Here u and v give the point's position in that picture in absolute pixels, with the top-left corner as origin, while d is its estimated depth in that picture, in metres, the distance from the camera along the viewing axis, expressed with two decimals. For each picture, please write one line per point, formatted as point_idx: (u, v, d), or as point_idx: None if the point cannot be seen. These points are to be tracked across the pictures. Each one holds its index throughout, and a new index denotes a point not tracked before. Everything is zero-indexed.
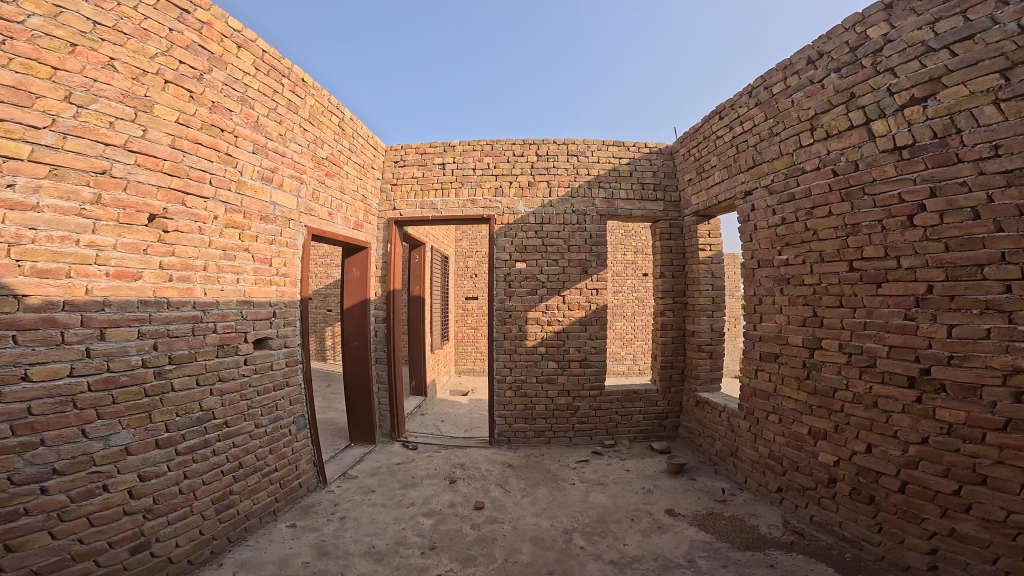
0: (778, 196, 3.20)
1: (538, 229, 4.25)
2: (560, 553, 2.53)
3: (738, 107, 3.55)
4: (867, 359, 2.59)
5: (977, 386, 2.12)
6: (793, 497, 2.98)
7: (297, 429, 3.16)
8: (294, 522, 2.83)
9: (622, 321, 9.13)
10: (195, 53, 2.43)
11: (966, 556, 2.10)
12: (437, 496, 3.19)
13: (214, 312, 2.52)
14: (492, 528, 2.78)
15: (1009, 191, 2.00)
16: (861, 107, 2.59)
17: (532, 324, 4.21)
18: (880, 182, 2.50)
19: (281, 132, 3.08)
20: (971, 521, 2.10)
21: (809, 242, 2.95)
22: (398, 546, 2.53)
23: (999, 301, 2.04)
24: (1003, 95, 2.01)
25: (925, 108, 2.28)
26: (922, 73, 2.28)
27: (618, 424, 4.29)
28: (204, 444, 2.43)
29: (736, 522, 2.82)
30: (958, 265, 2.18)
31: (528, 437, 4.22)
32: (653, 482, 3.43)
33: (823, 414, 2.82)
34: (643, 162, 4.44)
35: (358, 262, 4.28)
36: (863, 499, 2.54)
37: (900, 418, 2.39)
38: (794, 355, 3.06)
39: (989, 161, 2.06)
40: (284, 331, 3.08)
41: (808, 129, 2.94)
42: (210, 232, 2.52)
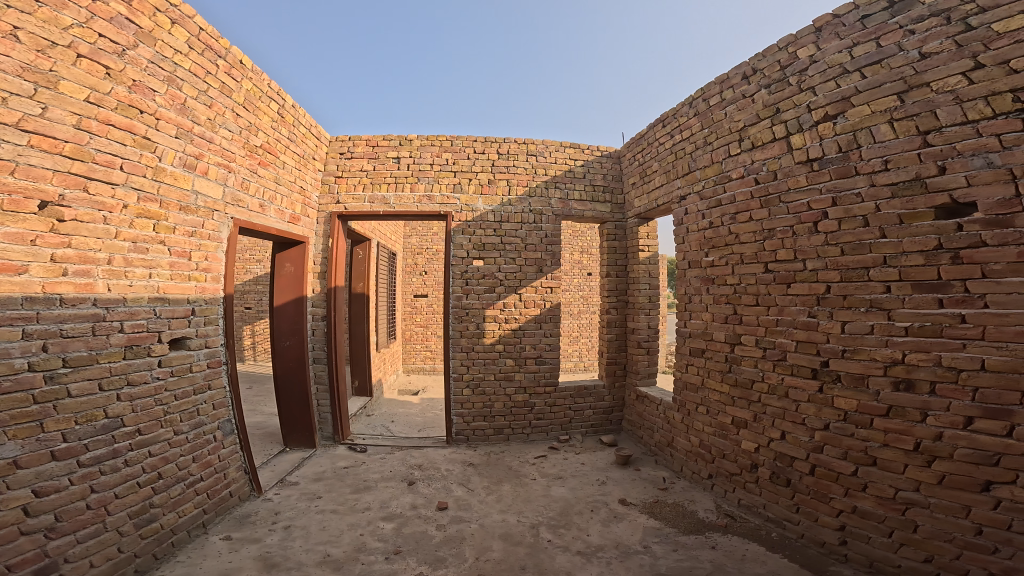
0: (708, 201, 3.41)
1: (497, 227, 4.27)
2: (530, 547, 2.57)
3: (680, 116, 3.71)
4: (779, 353, 2.82)
5: (865, 376, 2.37)
6: (722, 482, 3.17)
7: (221, 434, 2.99)
8: (230, 533, 2.69)
9: (569, 320, 9.38)
10: (120, 27, 2.25)
11: (868, 530, 2.33)
12: (395, 500, 3.12)
13: (121, 310, 2.32)
14: (459, 527, 2.77)
15: (892, 202, 2.28)
16: (784, 121, 2.81)
17: (489, 322, 4.23)
18: (794, 191, 2.74)
19: (210, 116, 2.90)
20: (868, 498, 2.34)
21: (731, 244, 3.17)
22: (358, 553, 2.45)
23: (881, 300, 2.31)
24: (896, 115, 2.25)
25: (835, 124, 2.51)
26: (837, 92, 2.51)
27: (572, 419, 4.39)
28: (114, 454, 2.24)
29: (678, 508, 2.98)
30: (850, 267, 2.45)
31: (486, 435, 4.23)
32: (606, 473, 3.56)
33: (743, 404, 3.04)
34: (595, 165, 4.58)
35: (291, 257, 4.15)
36: (782, 482, 2.75)
37: (807, 407, 2.64)
38: (717, 351, 3.27)
39: (880, 173, 2.32)
40: (204, 330, 2.91)
41: (737, 139, 3.15)
42: (118, 221, 2.30)
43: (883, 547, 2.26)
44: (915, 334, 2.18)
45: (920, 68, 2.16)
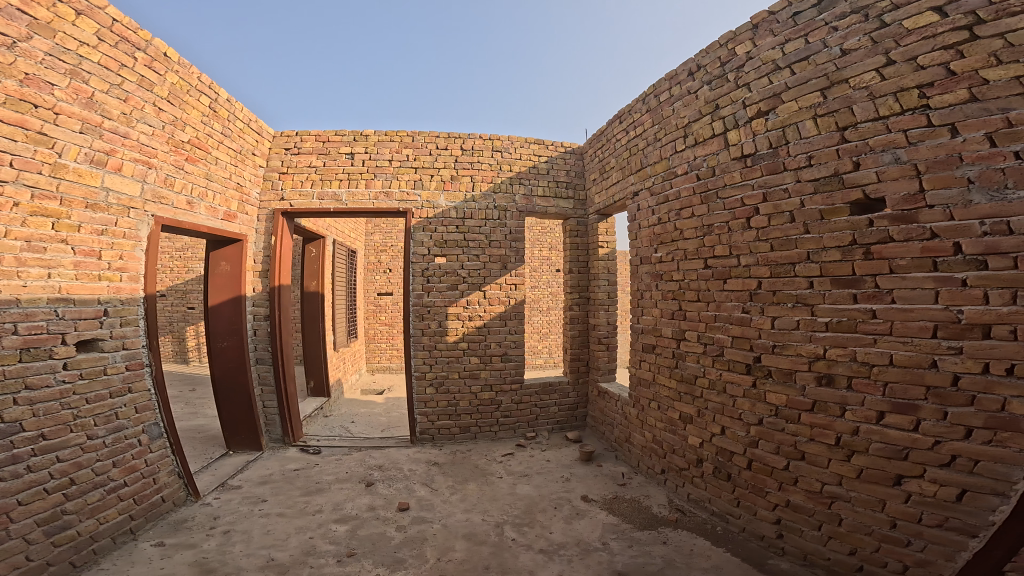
0: (657, 197, 3.42)
1: (460, 224, 4.24)
2: (494, 547, 2.56)
3: (634, 112, 3.69)
4: (717, 349, 2.87)
5: (793, 371, 2.44)
6: (673, 477, 3.19)
7: (147, 439, 2.91)
8: (163, 539, 2.64)
9: (539, 316, 9.41)
10: (8, 17, 2.18)
11: (801, 524, 2.37)
12: (350, 501, 3.10)
13: (14, 311, 2.25)
14: (420, 528, 2.75)
15: (814, 198, 2.34)
16: (722, 117, 2.84)
17: (452, 320, 4.21)
18: (729, 187, 2.78)
19: (125, 111, 2.82)
20: (799, 492, 2.39)
21: (676, 240, 3.20)
22: (307, 556, 2.43)
23: (805, 296, 2.38)
24: (819, 111, 2.30)
25: (767, 120, 2.56)
26: (768, 88, 2.55)
27: (537, 416, 4.40)
28: (12, 460, 2.19)
29: (634, 503, 3.01)
30: (778, 263, 2.51)
31: (452, 433, 4.22)
32: (570, 470, 3.58)
33: (689, 400, 3.08)
34: (559, 161, 4.57)
35: (226, 255, 4.04)
36: (723, 477, 2.79)
37: (742, 402, 2.69)
38: (665, 346, 3.30)
39: (804, 170, 2.38)
40: (120, 331, 2.82)
41: (681, 135, 3.16)
42: (8, 220, 2.23)
43: (814, 540, 2.31)
44: (834, 329, 2.26)
45: (841, 65, 2.21)
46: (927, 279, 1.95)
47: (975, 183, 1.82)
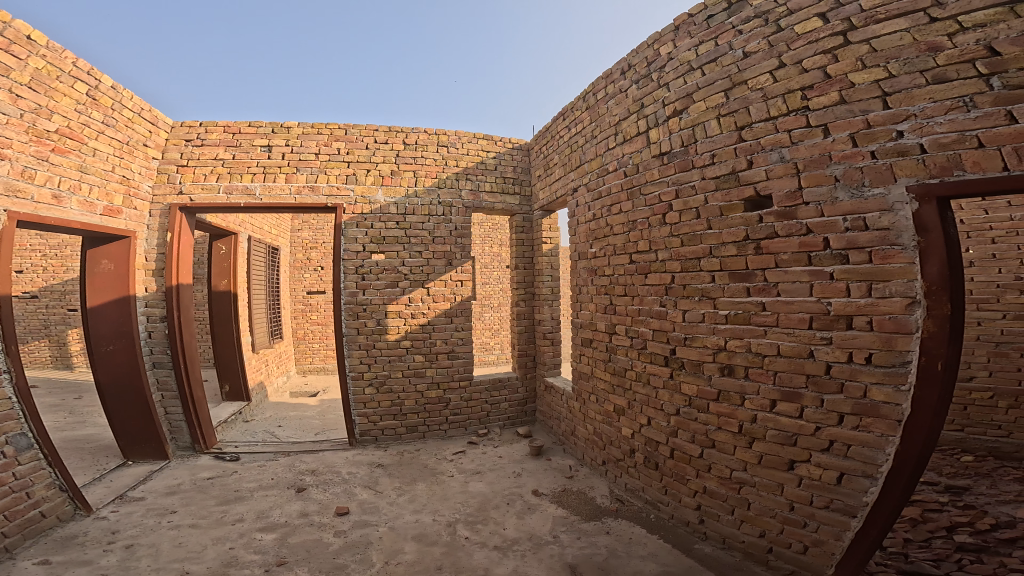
0: (592, 194, 3.48)
1: (400, 220, 4.18)
2: (446, 546, 2.53)
3: (575, 109, 3.71)
4: (641, 342, 2.98)
5: (700, 362, 2.57)
6: (612, 467, 3.27)
7: (12, 450, 2.74)
8: (49, 557, 2.45)
9: (489, 313, 9.53)
10: None
11: (717, 509, 2.49)
12: (279, 508, 2.98)
13: None
14: (364, 532, 2.68)
15: (716, 195, 2.48)
16: (645, 115, 2.93)
17: (392, 318, 4.15)
18: (650, 183, 2.89)
19: None
20: (713, 479, 2.51)
21: (608, 235, 3.29)
22: (228, 568, 2.32)
23: (709, 290, 2.52)
24: (722, 111, 2.45)
25: (681, 119, 2.68)
26: (684, 88, 2.66)
27: (489, 413, 4.44)
28: None
29: (581, 495, 3.08)
30: (688, 257, 2.65)
31: (398, 434, 4.18)
32: (521, 465, 3.61)
33: (620, 392, 3.17)
34: (506, 158, 4.58)
35: (110, 253, 3.76)
36: (652, 466, 2.89)
37: (662, 392, 2.81)
38: (601, 340, 3.39)
39: (709, 167, 2.52)
40: None
41: (613, 133, 3.22)
42: None
43: (729, 524, 2.43)
44: (732, 321, 2.41)
45: (742, 67, 2.36)
46: (804, 273, 2.14)
47: (840, 181, 2.01)
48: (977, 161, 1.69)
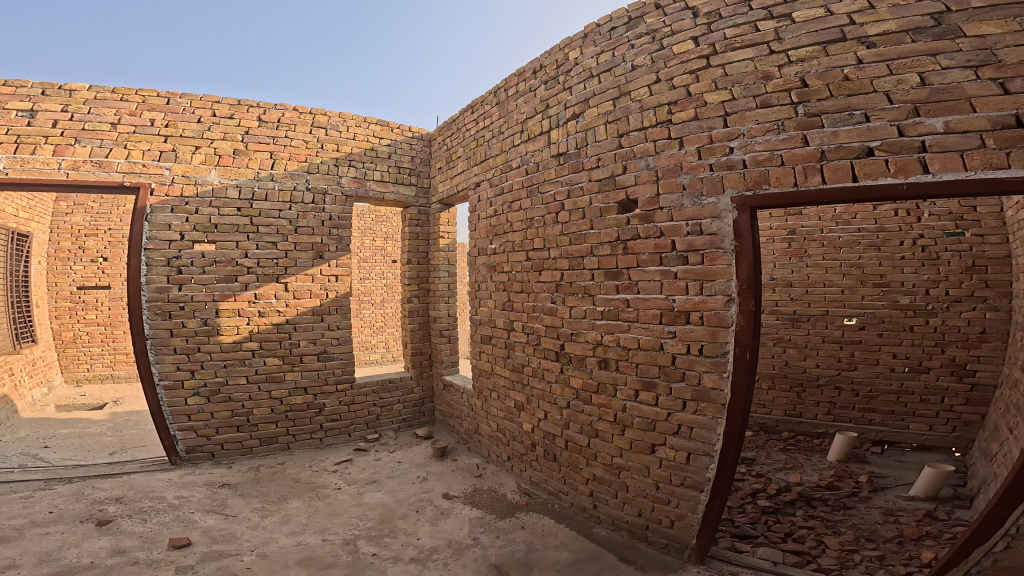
0: (495, 189, 3.78)
1: (245, 206, 4.22)
2: (348, 567, 2.52)
3: (485, 103, 3.97)
4: (536, 338, 3.33)
5: (583, 356, 2.98)
6: (518, 462, 3.57)
7: None
8: None
9: (370, 309, 9.41)
10: None
11: (605, 493, 2.88)
12: (76, 546, 2.69)
13: None
14: (223, 564, 2.56)
15: (598, 197, 2.90)
16: (549, 116, 3.27)
17: (226, 317, 4.17)
18: (548, 181, 3.24)
19: None
20: (600, 466, 2.91)
21: (507, 232, 3.61)
22: None
23: (589, 287, 2.94)
24: (608, 119, 2.86)
25: (577, 123, 3.05)
26: (584, 93, 3.02)
27: (378, 417, 4.79)
28: None
29: (493, 493, 3.34)
30: (574, 255, 3.04)
31: (251, 447, 4.26)
32: (426, 470, 3.83)
33: (520, 389, 3.48)
34: (403, 146, 4.92)
35: None
36: (551, 457, 3.23)
37: (556, 386, 3.17)
38: (499, 337, 3.70)
39: (596, 170, 2.91)
40: None
41: (520, 130, 3.53)
42: None
43: (615, 507, 2.83)
44: (606, 318, 2.85)
45: (629, 79, 2.77)
46: (657, 273, 2.62)
47: (686, 189, 2.51)
48: (779, 177, 2.24)
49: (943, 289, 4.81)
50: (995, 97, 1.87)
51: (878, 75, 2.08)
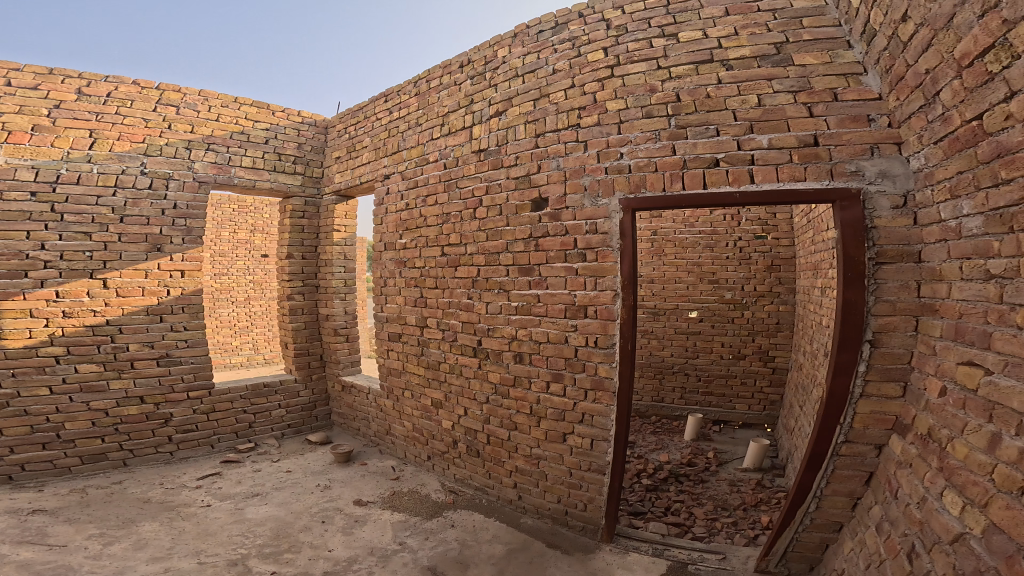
0: (408, 182, 3.95)
1: (42, 190, 4.00)
2: None
3: (402, 93, 4.19)
4: (452, 335, 3.59)
5: (500, 350, 3.30)
6: (439, 462, 3.88)
7: None
8: None
9: (228, 309, 9.70)
10: None
11: (527, 484, 3.27)
12: None
13: None
14: None
15: (514, 193, 3.18)
16: (473, 110, 3.50)
17: (8, 319, 3.92)
18: (467, 177, 3.47)
19: None
20: (521, 459, 3.28)
21: (420, 227, 3.81)
22: None
23: (504, 283, 3.24)
24: (527, 119, 3.16)
25: (500, 120, 3.31)
26: (507, 91, 3.30)
27: (253, 424, 4.97)
28: None
29: (415, 495, 3.63)
30: (490, 251, 3.32)
31: (72, 467, 4.13)
32: (327, 477, 4.04)
33: (437, 386, 3.76)
34: (287, 131, 5.13)
35: None
36: (473, 454, 3.57)
37: (476, 380, 3.45)
38: (411, 334, 3.93)
39: (514, 168, 3.19)
40: None
41: (441, 123, 3.74)
42: None
43: (537, 495, 3.23)
44: (520, 313, 3.17)
45: (550, 81, 3.10)
46: (562, 269, 2.96)
47: (586, 190, 2.87)
48: (653, 182, 2.69)
49: (753, 284, 5.73)
50: (803, 118, 2.47)
51: (730, 94, 2.60)
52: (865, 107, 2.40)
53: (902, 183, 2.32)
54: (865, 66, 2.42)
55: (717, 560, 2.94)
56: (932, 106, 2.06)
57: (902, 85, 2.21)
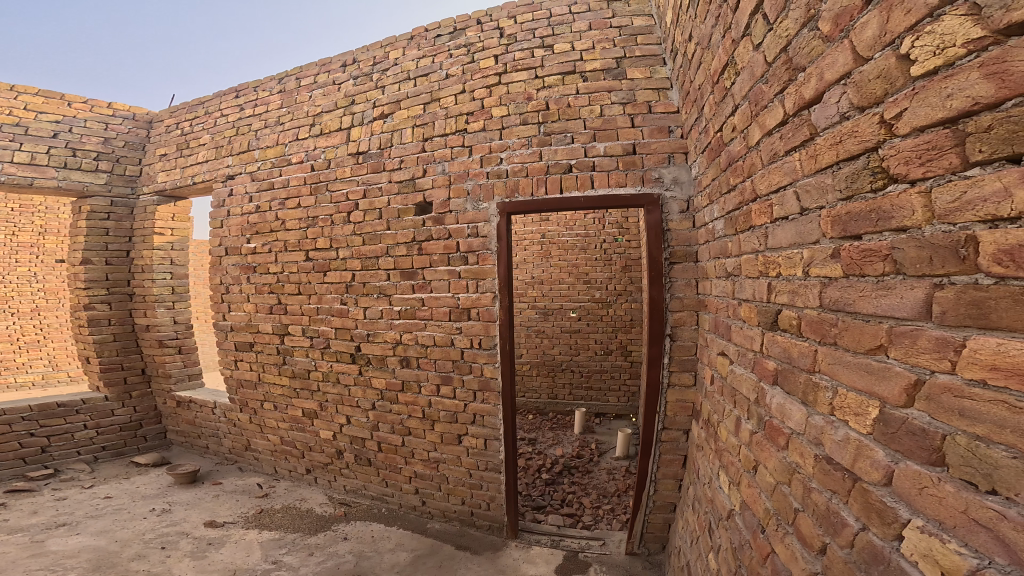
0: (259, 183, 4.03)
1: None
2: None
3: (261, 90, 4.20)
4: (324, 341, 3.80)
5: (384, 355, 3.55)
6: (324, 475, 4.11)
7: None
8: None
9: (6, 322, 8.79)
10: None
11: (429, 487, 3.58)
12: None
13: None
14: None
15: (396, 198, 3.40)
16: (355, 111, 3.61)
17: None
18: (339, 180, 3.63)
19: None
20: (419, 463, 3.58)
21: (275, 231, 3.92)
22: None
23: (384, 286, 3.48)
24: (416, 123, 3.35)
25: (384, 123, 3.47)
26: (393, 95, 3.45)
27: (52, 446, 4.86)
28: None
29: (291, 511, 3.81)
30: (366, 257, 3.53)
31: None
32: (167, 501, 4.08)
33: (308, 395, 3.98)
34: (88, 124, 5.00)
35: None
36: (366, 462, 3.82)
37: (360, 388, 3.70)
38: (269, 343, 4.09)
39: (397, 172, 3.40)
40: None
41: (311, 123, 3.82)
42: None
43: (439, 498, 3.56)
44: (404, 317, 3.43)
45: (443, 86, 3.28)
46: (445, 272, 3.24)
47: (469, 195, 3.15)
48: (525, 188, 2.99)
49: (613, 284, 6.37)
50: (628, 128, 2.82)
51: (583, 105, 2.90)
52: (667, 120, 2.78)
53: (687, 190, 2.74)
54: (672, 81, 2.77)
55: (599, 547, 3.27)
56: (702, 117, 2.36)
57: (688, 99, 2.53)
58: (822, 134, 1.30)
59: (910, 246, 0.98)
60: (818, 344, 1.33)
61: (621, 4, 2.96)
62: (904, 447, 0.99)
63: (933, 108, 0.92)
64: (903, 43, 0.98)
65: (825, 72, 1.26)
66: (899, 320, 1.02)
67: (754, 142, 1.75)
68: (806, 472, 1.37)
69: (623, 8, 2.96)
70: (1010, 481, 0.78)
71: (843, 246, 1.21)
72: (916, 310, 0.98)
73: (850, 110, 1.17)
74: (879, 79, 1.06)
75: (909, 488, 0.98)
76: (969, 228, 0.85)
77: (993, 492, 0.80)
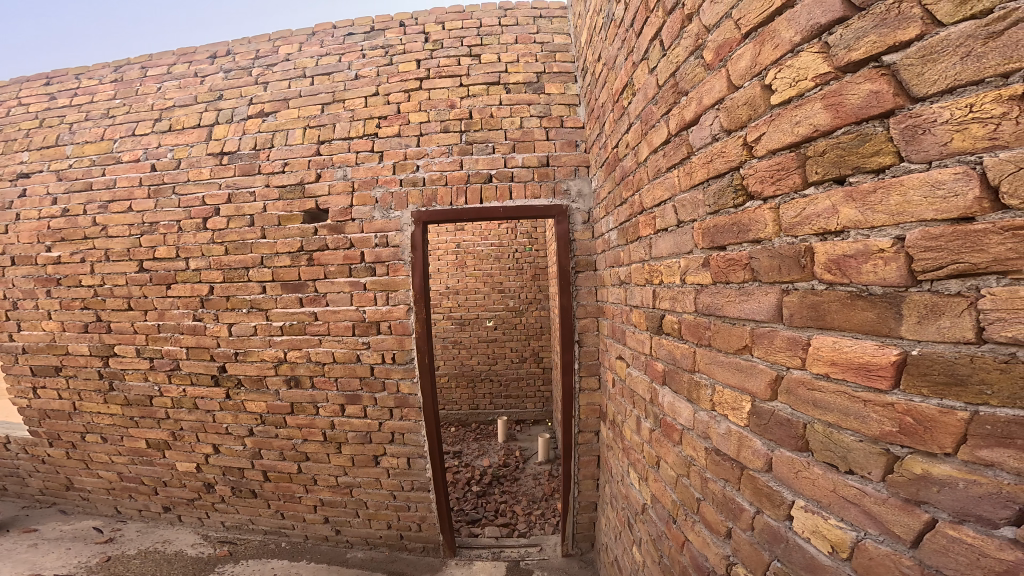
0: (73, 183, 3.27)
1: None
2: None
3: (84, 77, 3.40)
4: (171, 362, 3.25)
5: (262, 376, 3.15)
6: (191, 511, 3.59)
7: None
8: None
9: None
10: None
11: (345, 516, 3.31)
12: None
13: None
14: None
15: (277, 203, 3.02)
16: (225, 108, 3.13)
17: None
18: (194, 182, 3.10)
19: None
20: (326, 490, 3.28)
21: (94, 237, 3.22)
22: None
23: (259, 301, 3.06)
24: (310, 124, 3.01)
25: (264, 121, 3.07)
26: (282, 92, 3.08)
27: None
28: None
29: (151, 556, 3.29)
30: (233, 267, 3.07)
31: None
32: None
33: (162, 424, 3.40)
34: None
35: None
36: (251, 493, 3.40)
37: (231, 416, 3.25)
38: (89, 365, 3.42)
39: (276, 174, 3.03)
40: None
41: (157, 118, 3.20)
42: None
43: (359, 523, 3.31)
44: (290, 333, 3.07)
45: (351, 86, 3.02)
46: (345, 283, 2.98)
47: (377, 202, 2.94)
48: (444, 197, 2.92)
49: (526, 293, 6.58)
50: (543, 141, 2.92)
51: (505, 116, 2.93)
52: (575, 134, 2.93)
53: (588, 202, 2.92)
54: (581, 98, 2.94)
55: (537, 553, 3.33)
56: (602, 133, 2.54)
57: (592, 117, 2.71)
58: (697, 153, 1.48)
59: (764, 256, 1.17)
60: (696, 345, 1.53)
61: (545, 22, 3.07)
62: (776, 436, 1.15)
63: (784, 133, 1.08)
64: (768, 74, 1.13)
65: (704, 97, 1.43)
66: (758, 323, 1.20)
67: (643, 158, 1.95)
68: (700, 464, 1.53)
69: (547, 25, 3.07)
70: (862, 461, 0.92)
71: (712, 256, 1.40)
72: (771, 313, 1.15)
73: (720, 132, 1.34)
74: (745, 106, 1.23)
75: (787, 472, 1.13)
76: (806, 240, 1.03)
77: (851, 471, 0.94)
